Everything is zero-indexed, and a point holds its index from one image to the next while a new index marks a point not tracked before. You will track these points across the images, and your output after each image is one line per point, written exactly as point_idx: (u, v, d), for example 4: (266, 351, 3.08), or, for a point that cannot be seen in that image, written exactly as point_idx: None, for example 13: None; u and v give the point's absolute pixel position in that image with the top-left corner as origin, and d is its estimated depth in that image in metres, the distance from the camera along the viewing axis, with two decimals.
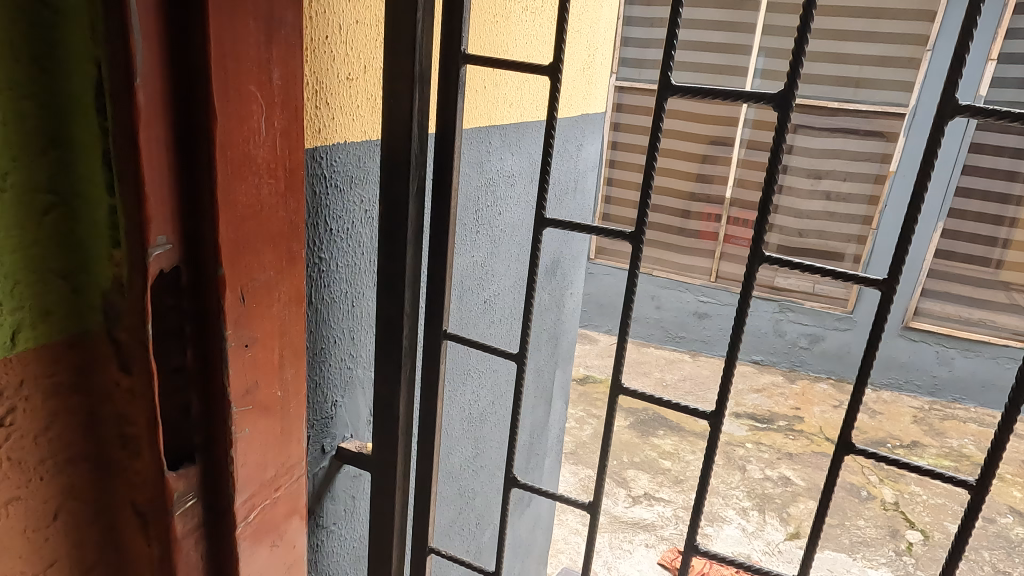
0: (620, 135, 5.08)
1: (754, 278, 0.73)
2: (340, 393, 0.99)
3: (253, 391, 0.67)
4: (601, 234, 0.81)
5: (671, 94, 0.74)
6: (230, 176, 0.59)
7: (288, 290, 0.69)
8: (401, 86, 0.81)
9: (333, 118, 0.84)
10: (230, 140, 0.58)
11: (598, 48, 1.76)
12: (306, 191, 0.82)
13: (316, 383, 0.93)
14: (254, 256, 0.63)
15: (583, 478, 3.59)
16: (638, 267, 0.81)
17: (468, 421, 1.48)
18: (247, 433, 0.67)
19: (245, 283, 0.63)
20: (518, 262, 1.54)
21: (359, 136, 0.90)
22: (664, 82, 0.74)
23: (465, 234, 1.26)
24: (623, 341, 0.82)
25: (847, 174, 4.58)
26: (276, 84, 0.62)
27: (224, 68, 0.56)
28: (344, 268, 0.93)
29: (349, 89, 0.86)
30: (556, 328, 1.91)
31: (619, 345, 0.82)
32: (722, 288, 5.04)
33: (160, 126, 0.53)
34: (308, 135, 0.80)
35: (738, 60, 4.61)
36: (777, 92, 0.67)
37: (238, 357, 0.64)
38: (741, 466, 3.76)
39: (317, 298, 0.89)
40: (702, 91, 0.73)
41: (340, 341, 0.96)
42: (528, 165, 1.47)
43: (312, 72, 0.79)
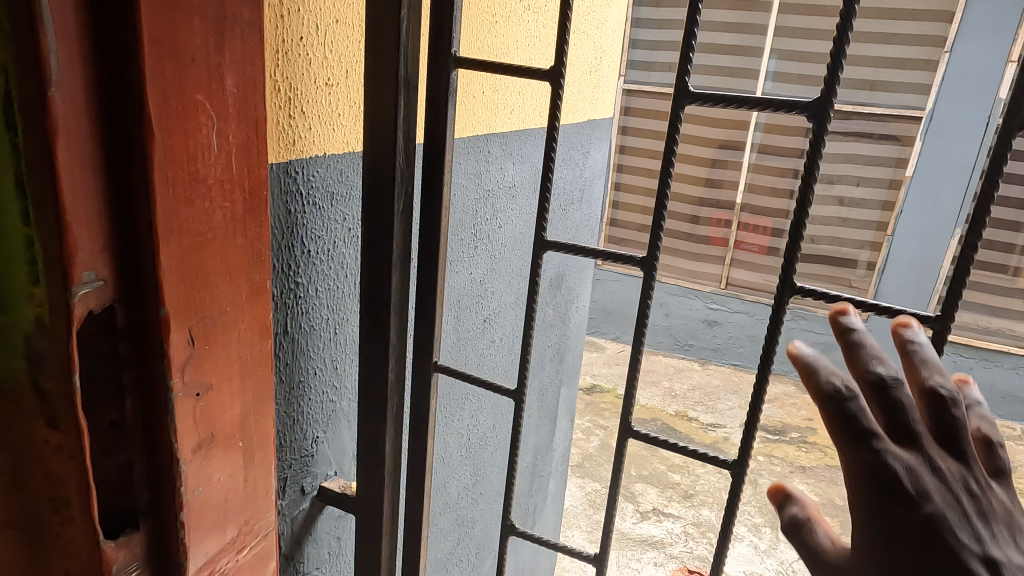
0: (628, 139, 4.98)
1: (783, 310, 0.64)
2: (321, 428, 0.91)
3: (209, 444, 0.58)
4: (608, 258, 0.72)
5: (689, 102, 0.65)
6: (175, 200, 0.50)
7: (250, 328, 0.60)
8: (385, 93, 0.72)
9: (310, 128, 0.76)
10: (173, 159, 0.49)
11: (605, 50, 1.67)
12: (279, 210, 0.74)
13: (294, 420, 0.85)
14: (206, 292, 0.54)
15: (590, 492, 3.49)
16: (651, 295, 0.72)
17: (468, 447, 1.39)
18: (201, 492, 0.58)
19: (195, 323, 0.54)
20: (519, 277, 1.45)
21: (341, 147, 0.81)
22: (681, 87, 0.65)
23: (462, 249, 1.17)
24: (633, 377, 0.72)
25: (860, 178, 4.46)
26: (230, 92, 0.53)
27: (163, 74, 0.47)
28: (324, 293, 0.84)
29: (328, 95, 0.78)
30: (561, 343, 1.82)
31: (629, 381, 0.72)
32: (733, 295, 4.96)
33: (85, 144, 0.45)
34: (280, 148, 0.72)
35: (750, 62, 4.51)
36: (811, 101, 0.59)
37: (188, 410, 0.55)
38: (753, 480, 3.66)
39: (293, 327, 0.81)
40: (723, 99, 0.64)
41: (320, 372, 0.88)
42: (531, 176, 1.39)
43: (284, 77, 0.70)
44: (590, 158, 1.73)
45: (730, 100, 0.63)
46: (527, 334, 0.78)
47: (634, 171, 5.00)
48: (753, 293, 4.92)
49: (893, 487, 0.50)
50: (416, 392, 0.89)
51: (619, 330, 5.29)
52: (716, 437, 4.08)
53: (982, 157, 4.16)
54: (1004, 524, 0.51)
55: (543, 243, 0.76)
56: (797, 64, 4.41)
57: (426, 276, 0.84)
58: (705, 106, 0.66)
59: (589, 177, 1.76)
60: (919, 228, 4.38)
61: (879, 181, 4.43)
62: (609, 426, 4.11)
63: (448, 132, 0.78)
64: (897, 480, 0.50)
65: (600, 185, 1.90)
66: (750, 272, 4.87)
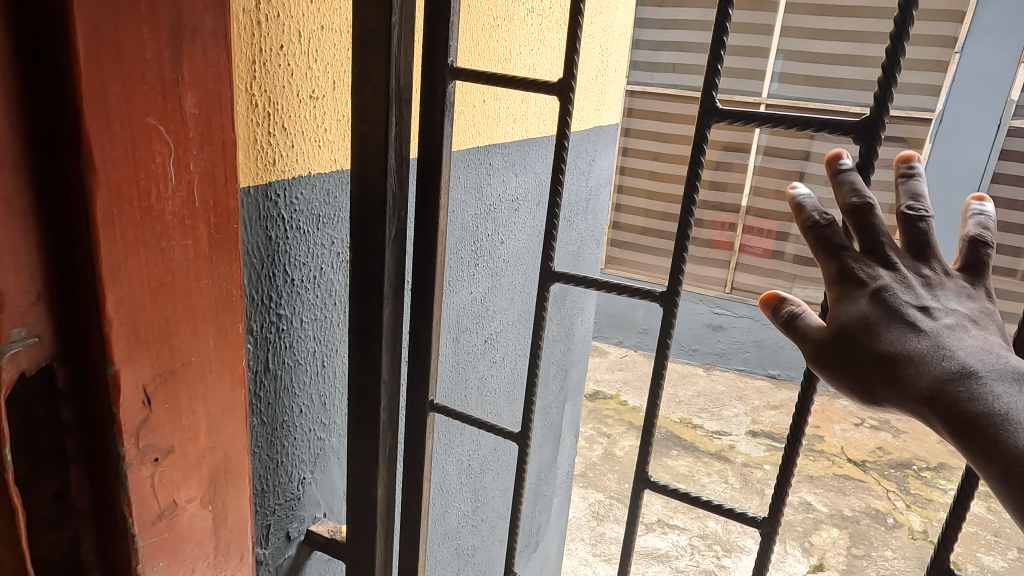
0: (631, 141, 4.90)
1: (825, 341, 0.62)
2: (309, 468, 0.83)
3: (171, 512, 0.51)
4: (624, 292, 0.66)
5: (718, 119, 0.59)
6: (127, 240, 0.43)
7: (221, 377, 0.53)
8: (374, 109, 0.65)
9: (292, 147, 0.69)
10: (123, 193, 0.42)
11: (612, 54, 1.60)
12: (259, 236, 0.67)
13: (277, 462, 0.77)
14: (167, 341, 0.47)
15: (594, 503, 3.41)
16: (672, 331, 0.65)
17: (468, 474, 1.32)
18: (162, 568, 0.51)
19: (153, 378, 0.47)
20: (522, 293, 1.38)
21: (327, 165, 0.74)
22: (707, 102, 0.58)
23: (460, 269, 1.10)
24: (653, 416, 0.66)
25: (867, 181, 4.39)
26: (190, 113, 0.46)
27: (107, 94, 0.40)
28: (309, 323, 0.77)
29: (312, 109, 0.70)
30: (565, 358, 1.75)
31: (647, 426, 0.66)
32: (738, 299, 4.86)
33: (12, 178, 0.38)
34: (258, 169, 0.65)
35: (755, 63, 4.43)
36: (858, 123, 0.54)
37: (145, 477, 0.48)
38: (760, 490, 3.59)
39: (276, 362, 0.73)
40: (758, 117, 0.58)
41: (306, 408, 0.80)
42: (534, 188, 1.31)
43: (261, 91, 0.63)
44: (596, 167, 1.66)
45: (760, 119, 0.57)
46: (533, 371, 0.71)
47: (637, 173, 4.93)
48: None
49: (884, 298, 0.55)
50: (412, 427, 0.82)
51: (623, 334, 5.22)
52: (722, 446, 4.00)
53: (992, 160, 4.08)
54: (954, 289, 0.57)
55: (551, 273, 0.69)
56: (803, 65, 4.34)
57: (422, 305, 0.76)
58: (732, 124, 0.59)
59: (595, 186, 1.69)
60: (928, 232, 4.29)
61: (887, 185, 4.32)
62: (612, 434, 4.04)
63: (445, 150, 0.71)
64: (852, 261, 0.57)
65: (606, 194, 1.83)
66: (755, 275, 4.79)
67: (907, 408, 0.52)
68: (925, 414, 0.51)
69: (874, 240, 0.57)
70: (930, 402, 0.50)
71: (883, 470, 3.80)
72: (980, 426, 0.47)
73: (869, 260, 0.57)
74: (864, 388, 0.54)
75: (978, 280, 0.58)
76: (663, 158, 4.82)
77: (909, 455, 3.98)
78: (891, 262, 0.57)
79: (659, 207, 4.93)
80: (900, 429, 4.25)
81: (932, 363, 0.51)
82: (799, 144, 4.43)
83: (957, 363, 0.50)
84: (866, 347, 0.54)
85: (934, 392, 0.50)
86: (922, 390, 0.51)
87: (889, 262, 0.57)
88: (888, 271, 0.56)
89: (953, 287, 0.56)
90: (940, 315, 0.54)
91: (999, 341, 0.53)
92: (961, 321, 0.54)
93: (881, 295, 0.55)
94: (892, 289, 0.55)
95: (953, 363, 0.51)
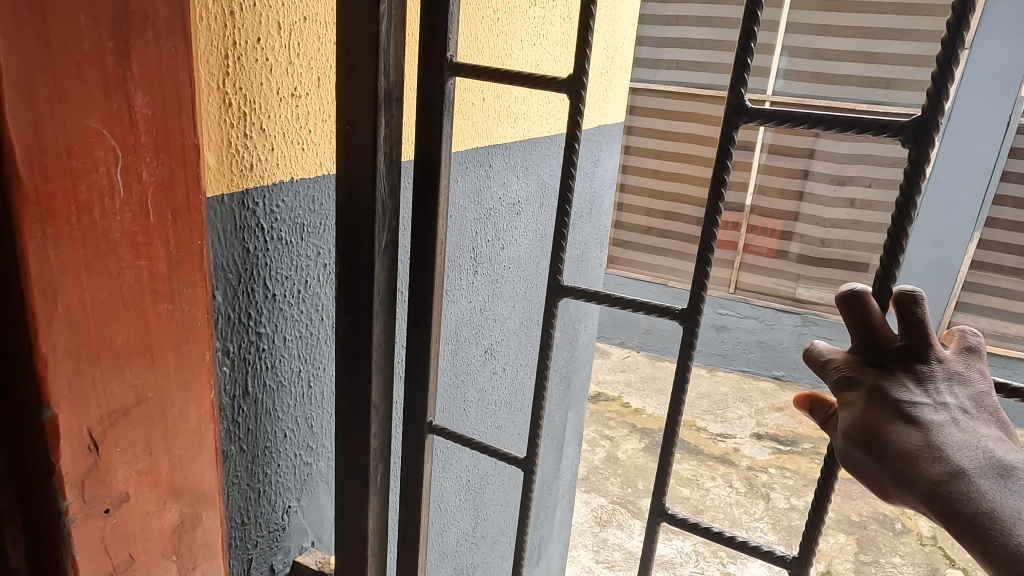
0: (634, 139, 4.83)
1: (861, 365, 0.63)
2: (294, 496, 0.77)
3: (129, 568, 0.45)
4: (639, 309, 0.61)
5: (747, 119, 0.56)
6: (65, 264, 0.37)
7: (187, 413, 0.47)
8: (361, 105, 0.58)
9: (272, 149, 0.62)
10: (59, 208, 0.36)
11: (617, 49, 1.54)
12: (234, 249, 0.61)
13: (260, 491, 0.71)
14: (121, 379, 0.41)
15: (596, 508, 3.35)
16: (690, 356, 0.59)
17: (467, 490, 1.26)
18: None
19: (104, 421, 0.41)
20: (524, 300, 1.32)
21: (312, 170, 0.68)
22: (735, 101, 0.55)
23: (458, 277, 1.04)
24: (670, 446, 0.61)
25: (873, 179, 4.29)
26: (141, 114, 0.39)
27: (33, 92, 0.33)
28: (292, 341, 0.71)
29: (295, 108, 0.64)
30: (568, 365, 1.69)
31: (662, 461, 0.60)
32: (742, 300, 4.79)
33: None
34: (232, 174, 0.58)
35: (760, 60, 4.36)
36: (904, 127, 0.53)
37: (95, 531, 0.42)
38: (765, 494, 3.54)
39: (255, 384, 0.67)
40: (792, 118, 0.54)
41: (291, 433, 0.74)
42: (537, 189, 1.25)
43: (236, 87, 0.57)
44: (599, 168, 1.59)
45: (795, 120, 0.54)
46: (539, 395, 0.66)
47: (639, 172, 4.86)
48: (762, 298, 4.77)
49: (891, 410, 0.55)
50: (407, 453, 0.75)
51: (625, 335, 5.17)
52: (726, 448, 3.94)
53: (1002, 158, 3.96)
54: (945, 379, 0.58)
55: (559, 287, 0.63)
56: (809, 61, 4.27)
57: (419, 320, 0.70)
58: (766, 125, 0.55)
59: (598, 187, 1.62)
60: (937, 231, 4.19)
61: (892, 183, 4.24)
62: (614, 437, 3.98)
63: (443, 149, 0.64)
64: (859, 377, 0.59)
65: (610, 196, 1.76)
66: (759, 275, 4.74)
67: (911, 502, 0.53)
68: (931, 512, 0.51)
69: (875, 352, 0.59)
70: (930, 502, 0.51)
71: None
72: (973, 526, 0.48)
73: (870, 367, 0.59)
74: (873, 486, 0.56)
75: (974, 365, 0.60)
76: (665, 156, 4.75)
77: None
78: (890, 364, 0.58)
79: (662, 206, 4.86)
80: None
81: (928, 462, 0.52)
82: (804, 142, 4.40)
83: (951, 463, 0.52)
84: (870, 451, 0.55)
85: (931, 493, 0.51)
86: (920, 490, 0.52)
87: (887, 363, 0.58)
88: (884, 372, 0.58)
89: (950, 380, 0.58)
90: (932, 409, 0.55)
91: (989, 435, 0.54)
92: (953, 414, 0.55)
93: (877, 397, 0.57)
94: (890, 392, 0.56)
95: (947, 461, 0.52)
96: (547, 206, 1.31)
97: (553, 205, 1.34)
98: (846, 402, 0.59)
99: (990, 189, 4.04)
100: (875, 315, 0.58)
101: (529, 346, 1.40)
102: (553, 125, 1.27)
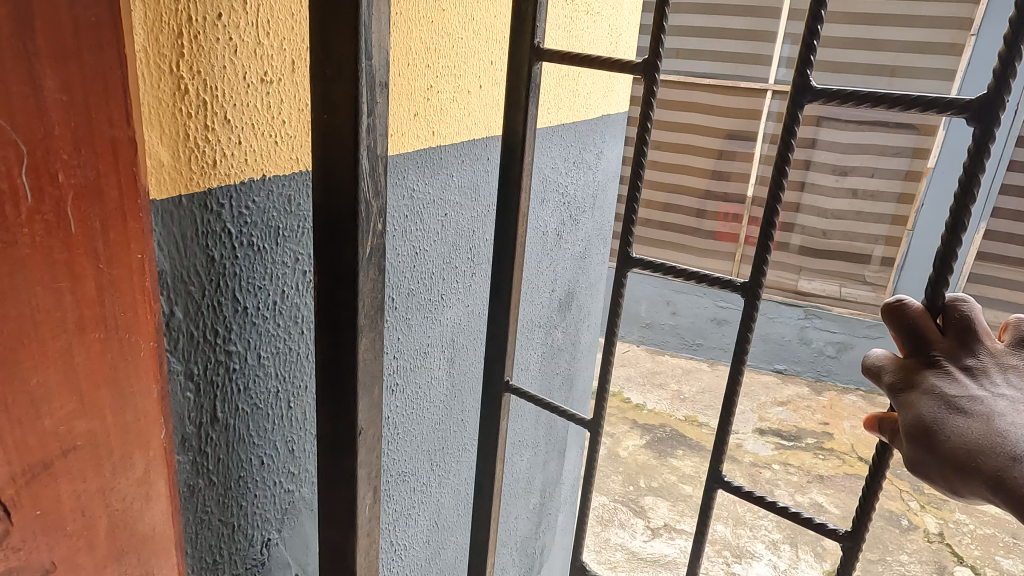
0: (633, 129, 4.73)
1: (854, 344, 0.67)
2: (275, 526, 0.70)
3: None
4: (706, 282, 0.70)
5: (812, 98, 0.58)
6: None
7: (134, 457, 0.40)
8: (337, 89, 0.50)
9: (241, 142, 0.55)
10: None
11: (621, 36, 1.45)
12: (197, 256, 0.53)
13: (234, 526, 0.64)
14: (36, 425, 0.34)
15: (598, 507, 3.29)
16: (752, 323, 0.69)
17: (467, 503, 1.19)
18: None
19: (20, 475, 0.34)
20: (526, 301, 1.25)
21: (287, 165, 0.60)
22: (801, 82, 0.58)
23: (455, 279, 0.96)
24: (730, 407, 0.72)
25: (875, 169, 4.21)
26: (54, 100, 0.33)
27: None
28: (269, 357, 0.63)
29: (265, 96, 0.56)
30: (571, 366, 1.62)
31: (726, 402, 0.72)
32: (743, 293, 4.72)
33: None
34: (192, 172, 0.51)
35: (762, 48, 4.28)
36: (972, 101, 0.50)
37: None
38: (769, 491, 3.48)
39: (226, 408, 0.60)
40: (851, 96, 0.56)
41: (269, 460, 0.67)
42: (538, 184, 1.17)
43: (193, 71, 0.49)
44: (602, 161, 1.50)
45: (855, 98, 0.55)
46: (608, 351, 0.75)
47: (638, 163, 4.77)
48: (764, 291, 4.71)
49: (948, 404, 0.56)
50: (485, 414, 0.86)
51: (625, 329, 5.11)
52: (729, 444, 3.88)
53: (1009, 146, 3.89)
54: (1003, 370, 0.58)
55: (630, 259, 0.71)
56: None
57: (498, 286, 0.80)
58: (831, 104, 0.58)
59: (601, 183, 1.53)
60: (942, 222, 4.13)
61: (895, 172, 4.17)
62: (615, 434, 3.91)
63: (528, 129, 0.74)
64: (912, 374, 0.60)
65: (613, 192, 1.68)
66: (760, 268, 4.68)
67: (983, 493, 0.53)
68: (1003, 502, 0.51)
69: (923, 349, 0.60)
70: (998, 494, 0.51)
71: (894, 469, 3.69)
72: None
73: (923, 366, 0.59)
74: (939, 483, 0.56)
75: None
76: (664, 147, 4.66)
77: None
78: (942, 361, 0.58)
79: (661, 198, 4.78)
80: None
81: (992, 451, 0.53)
82: (806, 132, 4.27)
83: (1015, 452, 0.52)
84: (930, 448, 0.55)
85: (999, 484, 0.51)
86: (988, 481, 0.52)
87: (939, 361, 0.58)
88: (937, 370, 0.58)
89: (1005, 371, 0.58)
90: (991, 399, 0.56)
91: None
92: (1014, 403, 0.56)
93: (932, 393, 0.57)
94: (944, 389, 0.57)
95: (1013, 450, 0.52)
96: (549, 201, 1.24)
97: (555, 201, 1.27)
98: (902, 402, 0.59)
99: (996, 178, 3.97)
100: (920, 318, 0.60)
101: (531, 348, 1.33)
102: (556, 115, 1.19)
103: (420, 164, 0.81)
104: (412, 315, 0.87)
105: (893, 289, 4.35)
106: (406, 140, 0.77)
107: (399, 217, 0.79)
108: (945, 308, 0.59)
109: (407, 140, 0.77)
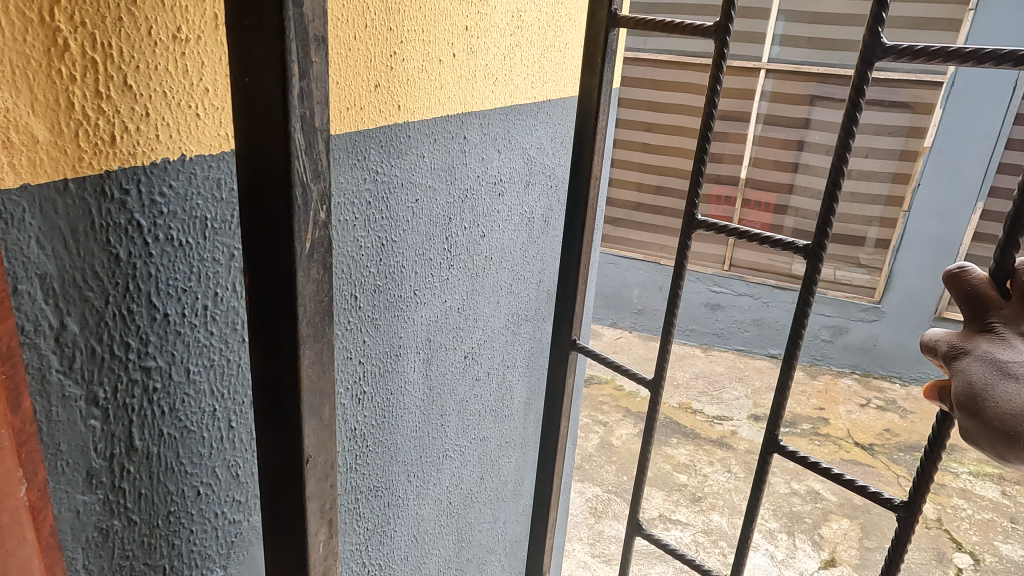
0: (623, 111, 4.62)
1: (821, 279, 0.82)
2: (219, 561, 0.60)
3: None
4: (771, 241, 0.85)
5: (876, 59, 0.73)
6: None
7: None
8: (259, 42, 0.40)
9: (150, 115, 0.45)
10: None
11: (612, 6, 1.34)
12: (97, 252, 0.43)
13: (165, 569, 0.55)
14: None
15: (592, 498, 3.22)
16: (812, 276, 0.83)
17: (449, 513, 1.10)
18: None
19: None
20: (510, 294, 1.15)
21: (213, 143, 0.50)
22: (872, 41, 0.73)
23: (430, 273, 0.87)
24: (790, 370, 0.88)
25: (870, 149, 4.13)
26: None
27: None
28: (201, 369, 0.54)
29: (178, 58, 0.46)
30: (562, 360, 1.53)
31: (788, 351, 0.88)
32: (736, 277, 4.63)
33: None
34: (84, 152, 0.41)
35: (756, 25, 4.16)
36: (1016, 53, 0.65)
37: None
38: (765, 478, 3.42)
39: (146, 434, 0.50)
40: (914, 55, 0.71)
41: (207, 490, 0.57)
42: (523, 165, 1.07)
43: (74, 21, 0.39)
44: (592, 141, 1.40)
45: (919, 55, 0.70)
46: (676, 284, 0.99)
47: (629, 146, 4.67)
48: (757, 274, 4.63)
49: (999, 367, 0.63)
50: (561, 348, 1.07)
51: (617, 315, 5.03)
52: (724, 431, 3.81)
53: (1008, 125, 3.84)
54: None
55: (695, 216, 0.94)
56: (807, 26, 4.06)
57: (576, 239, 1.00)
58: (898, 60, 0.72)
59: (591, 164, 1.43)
60: (939, 203, 4.04)
61: (891, 152, 4.09)
62: (608, 422, 3.84)
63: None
64: (968, 340, 0.67)
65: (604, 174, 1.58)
66: (753, 252, 4.60)
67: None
68: None
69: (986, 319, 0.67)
70: None
71: (891, 454, 3.66)
72: None
73: (979, 332, 0.67)
74: (986, 446, 0.63)
75: None
76: (656, 129, 4.56)
77: (917, 437, 3.82)
78: (997, 327, 0.66)
79: (653, 181, 4.68)
80: (908, 410, 4.07)
81: None
82: (799, 112, 4.21)
83: None
84: (979, 410, 0.63)
85: None
86: None
87: (994, 327, 0.66)
88: (993, 336, 0.66)
89: None
90: None
91: None
92: None
93: (984, 360, 0.65)
94: (997, 355, 0.64)
95: None
96: (535, 184, 1.14)
97: (541, 184, 1.17)
98: (954, 368, 0.67)
99: (995, 157, 3.90)
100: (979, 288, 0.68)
101: (519, 342, 1.24)
102: (541, 89, 1.08)
103: (383, 144, 0.71)
104: (379, 315, 0.77)
105: (889, 271, 4.26)
106: (366, 116, 0.67)
107: (359, 204, 0.69)
108: (1009, 280, 0.67)
109: (367, 115, 0.67)
